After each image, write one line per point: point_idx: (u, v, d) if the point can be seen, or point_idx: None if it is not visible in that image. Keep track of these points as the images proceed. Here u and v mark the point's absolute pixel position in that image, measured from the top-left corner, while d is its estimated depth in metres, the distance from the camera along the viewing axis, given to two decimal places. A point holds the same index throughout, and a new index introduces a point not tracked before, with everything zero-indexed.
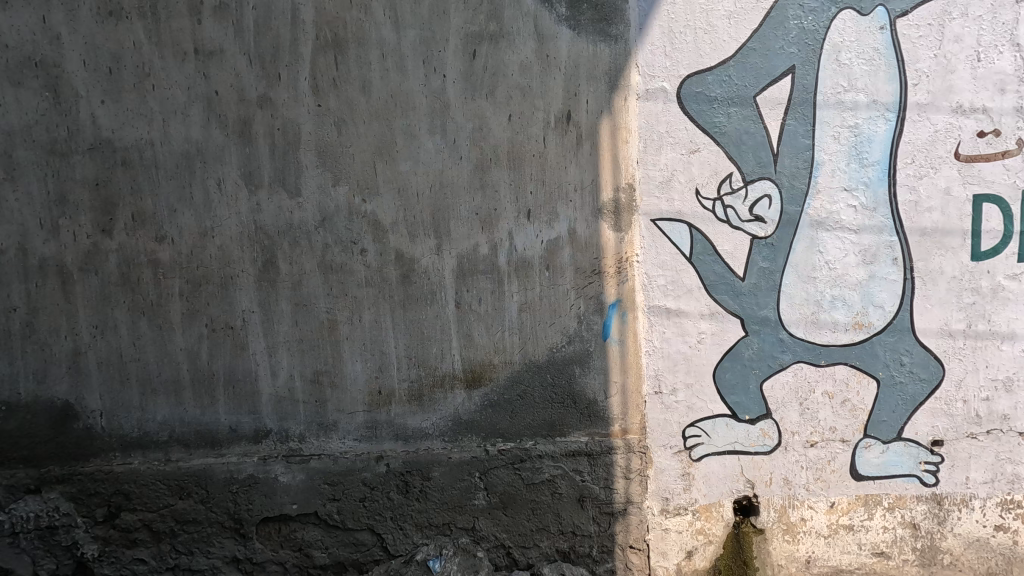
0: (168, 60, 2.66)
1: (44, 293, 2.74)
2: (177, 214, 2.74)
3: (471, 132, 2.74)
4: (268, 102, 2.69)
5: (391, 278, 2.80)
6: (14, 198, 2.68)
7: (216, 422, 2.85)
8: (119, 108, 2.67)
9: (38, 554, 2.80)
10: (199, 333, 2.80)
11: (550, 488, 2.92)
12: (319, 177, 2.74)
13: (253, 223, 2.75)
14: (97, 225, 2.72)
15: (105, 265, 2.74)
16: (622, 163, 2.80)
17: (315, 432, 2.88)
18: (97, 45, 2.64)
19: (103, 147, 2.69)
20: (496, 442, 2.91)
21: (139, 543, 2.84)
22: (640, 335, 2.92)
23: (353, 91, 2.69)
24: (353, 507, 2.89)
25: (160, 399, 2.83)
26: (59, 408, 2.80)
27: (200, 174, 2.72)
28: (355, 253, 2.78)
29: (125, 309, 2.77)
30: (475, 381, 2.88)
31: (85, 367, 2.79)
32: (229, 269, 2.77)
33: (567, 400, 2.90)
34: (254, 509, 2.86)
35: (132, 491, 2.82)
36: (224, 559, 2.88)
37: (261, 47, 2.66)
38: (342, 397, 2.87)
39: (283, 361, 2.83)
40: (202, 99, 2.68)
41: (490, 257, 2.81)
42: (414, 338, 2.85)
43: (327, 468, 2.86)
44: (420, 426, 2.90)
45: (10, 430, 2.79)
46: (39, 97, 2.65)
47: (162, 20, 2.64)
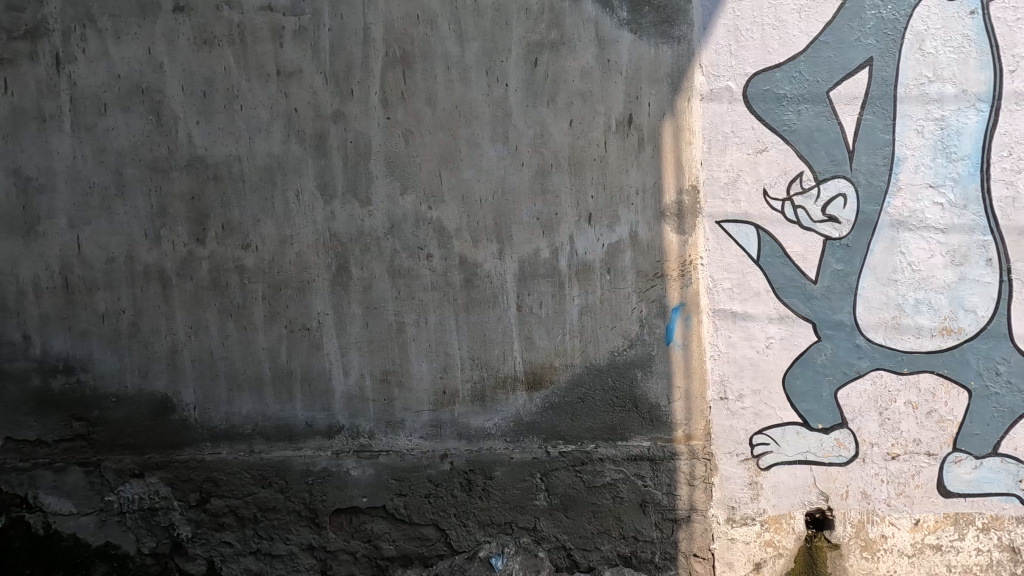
0: (254, 82, 2.88)
1: (147, 297, 3.03)
2: (260, 224, 2.96)
3: (533, 139, 2.79)
4: (342, 117, 2.86)
5: (455, 282, 2.90)
6: (124, 211, 3.00)
7: (294, 418, 3.05)
8: (211, 128, 2.93)
9: (141, 532, 3.10)
10: (279, 334, 3.01)
11: (612, 492, 2.92)
12: (387, 187, 2.88)
13: (328, 230, 2.93)
14: (192, 235, 2.99)
15: (199, 271, 3.00)
16: (685, 165, 2.77)
17: (384, 429, 3.02)
18: (193, 71, 2.90)
19: (197, 163, 2.95)
20: (557, 443, 2.94)
21: (226, 527, 3.09)
22: (705, 339, 2.86)
23: (419, 104, 2.82)
24: (418, 502, 3.00)
25: (245, 395, 3.06)
26: (159, 401, 3.09)
27: (281, 186, 2.93)
28: (421, 258, 2.90)
29: (215, 311, 3.02)
30: (536, 382, 2.93)
31: (181, 364, 3.06)
32: (306, 274, 2.96)
33: (629, 404, 2.89)
34: (328, 500, 3.03)
35: (221, 479, 3.06)
36: (300, 546, 3.07)
37: (335, 66, 2.83)
38: (409, 396, 2.99)
39: (354, 361, 2.99)
40: (283, 116, 2.89)
41: (550, 261, 2.85)
42: (477, 340, 2.93)
43: (395, 464, 2.99)
44: (483, 426, 2.97)
45: (119, 419, 3.11)
46: (144, 120, 2.95)
47: (248, 45, 2.86)
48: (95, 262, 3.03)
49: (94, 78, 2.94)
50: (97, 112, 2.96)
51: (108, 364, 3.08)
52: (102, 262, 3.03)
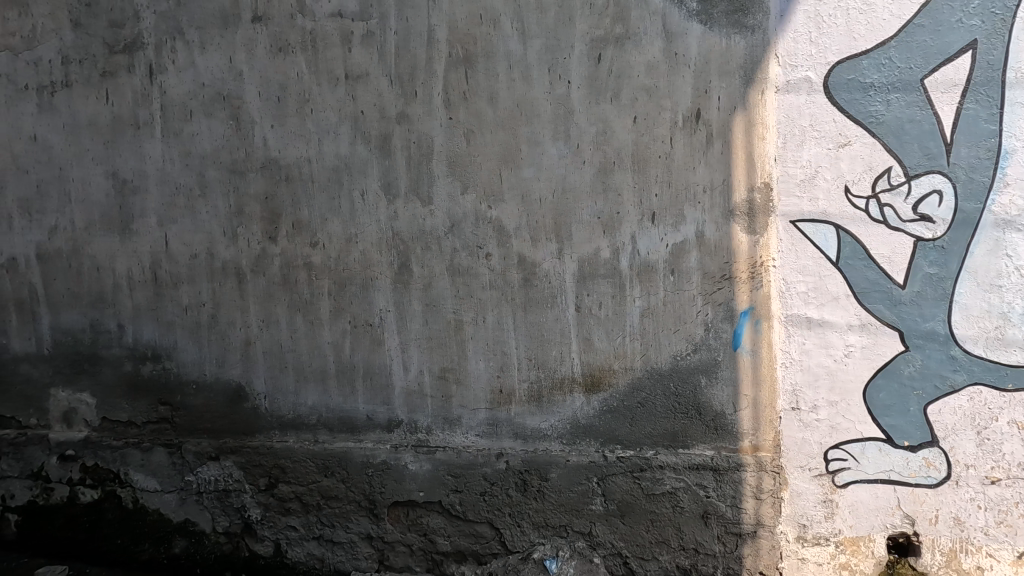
0: (324, 86, 3.00)
1: (224, 291, 3.23)
2: (328, 223, 3.07)
3: (595, 136, 2.74)
4: (406, 118, 2.92)
5: (513, 282, 2.90)
6: (205, 211, 3.20)
7: (356, 411, 3.15)
8: (284, 131, 3.07)
9: (216, 512, 3.31)
10: (343, 329, 3.11)
11: (671, 501, 2.82)
12: (449, 186, 2.91)
13: (391, 229, 3.00)
14: (265, 233, 3.15)
15: (271, 268, 3.16)
16: (757, 161, 2.63)
17: (441, 425, 3.06)
18: (269, 77, 3.05)
19: (271, 165, 3.11)
20: (615, 448, 2.87)
21: (292, 512, 3.23)
22: (776, 345, 2.70)
23: (481, 103, 2.83)
24: (473, 499, 3.02)
25: (311, 387, 3.19)
26: (233, 389, 3.28)
27: (348, 186, 3.03)
28: (481, 257, 2.91)
29: (285, 306, 3.17)
30: (595, 385, 2.87)
31: (254, 355, 3.24)
32: (369, 271, 3.05)
33: (692, 411, 2.78)
34: (386, 492, 3.11)
35: (288, 466, 3.21)
36: (360, 535, 3.17)
37: (400, 69, 2.90)
38: (466, 393, 3.01)
39: (414, 357, 3.05)
40: (350, 118, 2.98)
41: (611, 261, 2.78)
42: (534, 340, 2.91)
43: (451, 461, 3.03)
44: (539, 426, 2.95)
45: (198, 405, 3.33)
46: (225, 125, 3.14)
47: (319, 51, 2.98)
48: (180, 258, 3.25)
49: (182, 86, 3.16)
50: (184, 118, 3.18)
51: (189, 353, 3.30)
52: (185, 258, 3.25)
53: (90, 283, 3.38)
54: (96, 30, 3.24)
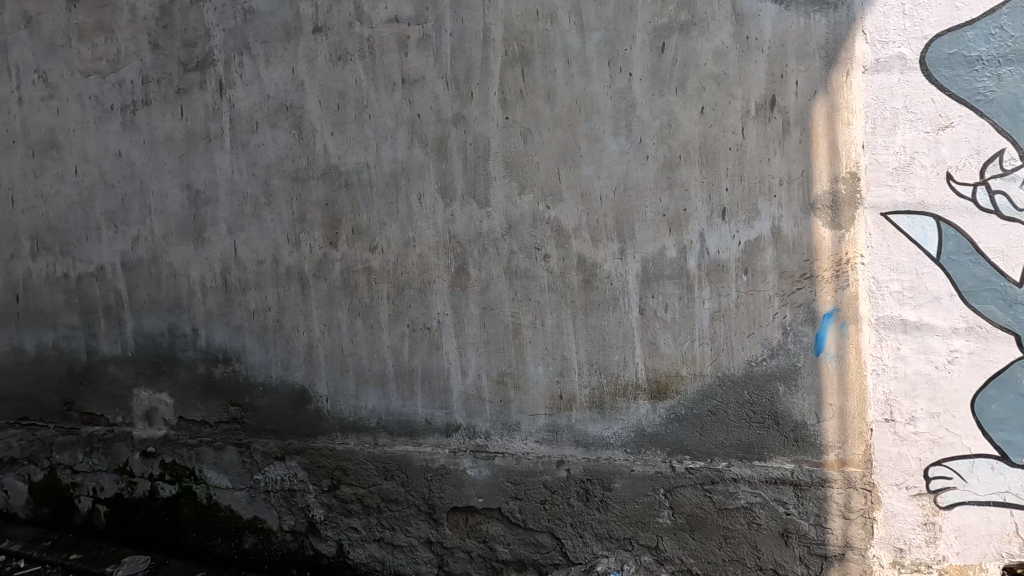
0: (381, 92, 3.02)
1: (289, 296, 3.32)
2: (386, 227, 3.09)
3: (659, 130, 2.60)
4: (462, 119, 2.89)
5: (573, 284, 2.80)
6: (270, 218, 3.31)
7: (415, 414, 3.15)
8: (344, 138, 3.12)
9: (282, 510, 3.40)
10: (402, 333, 3.12)
11: (747, 517, 2.62)
12: (506, 187, 2.85)
13: (448, 232, 2.98)
14: (326, 238, 3.21)
15: (332, 273, 3.22)
16: (841, 149, 2.41)
17: (500, 431, 3.00)
18: (329, 86, 3.12)
19: (332, 171, 3.16)
20: (683, 458, 2.72)
21: (353, 513, 3.27)
22: (866, 350, 2.46)
23: (538, 101, 2.76)
24: (533, 507, 2.94)
25: (372, 390, 3.22)
26: (298, 391, 3.37)
27: (405, 190, 3.04)
28: (539, 259, 2.84)
29: (346, 310, 3.22)
30: (661, 392, 2.73)
31: (317, 358, 3.30)
32: (427, 275, 3.04)
33: (769, 421, 2.58)
34: (446, 497, 3.09)
35: (349, 468, 3.25)
36: (420, 539, 3.16)
37: (456, 70, 2.88)
38: (525, 398, 2.94)
39: (472, 361, 3.01)
40: (407, 122, 2.99)
41: (677, 261, 2.64)
42: (596, 344, 2.80)
43: (511, 467, 2.96)
44: (602, 434, 2.84)
45: (265, 406, 3.44)
46: (288, 134, 3.23)
47: (377, 57, 3.01)
48: (248, 264, 3.38)
49: (248, 99, 3.28)
50: (250, 129, 3.30)
51: (257, 356, 3.42)
52: (252, 264, 3.37)
53: (168, 289, 3.57)
54: (172, 50, 3.42)
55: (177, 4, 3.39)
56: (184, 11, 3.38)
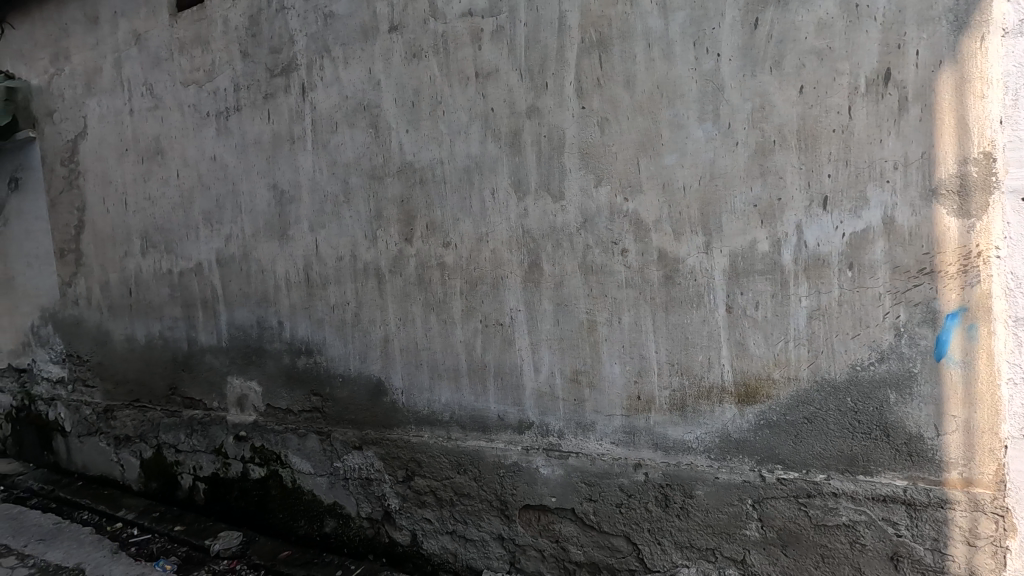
0: (455, 87, 3.02)
1: (366, 291, 3.41)
2: (459, 223, 3.09)
3: (751, 113, 2.41)
4: (537, 111, 2.83)
5: (652, 280, 2.67)
6: (349, 216, 3.41)
7: (488, 410, 3.14)
8: (418, 135, 3.15)
9: (360, 498, 3.53)
10: (475, 329, 3.12)
11: (849, 536, 2.39)
12: (581, 179, 2.76)
13: (521, 227, 2.93)
14: (402, 235, 3.27)
15: (407, 268, 3.27)
16: (973, 126, 2.11)
17: (574, 430, 2.93)
18: (404, 84, 3.16)
19: (407, 168, 3.21)
20: (775, 468, 2.52)
21: (427, 505, 3.33)
22: (1000, 356, 2.16)
23: (617, 88, 2.64)
24: (609, 511, 2.85)
25: (445, 385, 3.24)
26: (375, 384, 3.46)
27: (478, 185, 3.02)
28: (616, 253, 2.73)
29: (420, 305, 3.26)
30: (749, 396, 2.54)
31: (392, 352, 3.38)
32: (500, 270, 3.01)
33: (877, 432, 2.33)
34: (518, 494, 3.06)
35: (423, 460, 3.31)
36: (491, 534, 3.16)
37: (531, 61, 2.81)
38: (600, 398, 2.85)
39: (545, 358, 2.96)
40: (481, 117, 2.97)
41: (770, 255, 2.44)
42: (677, 343, 2.65)
43: (585, 468, 2.88)
44: (683, 438, 2.69)
45: (344, 397, 3.57)
46: (365, 133, 3.31)
47: (451, 53, 3.01)
48: (328, 260, 3.51)
49: (328, 101, 3.40)
50: (331, 130, 3.41)
51: (337, 348, 3.55)
52: (333, 260, 3.50)
53: (256, 284, 3.80)
54: (260, 57, 3.61)
55: (263, 13, 3.57)
56: (271, 20, 3.55)
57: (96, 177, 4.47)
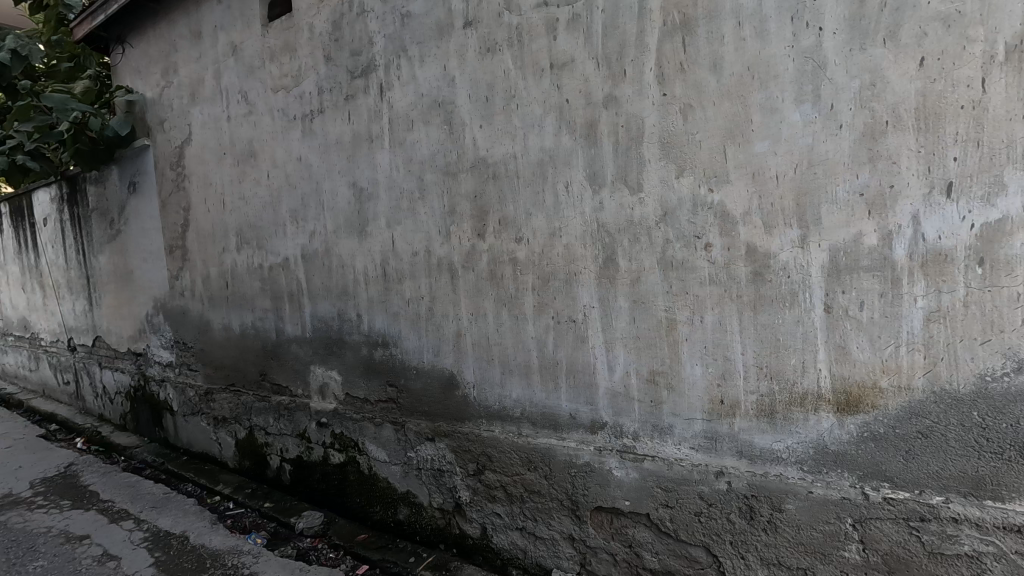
0: (529, 79, 2.97)
1: (440, 285, 3.47)
2: (532, 218, 3.05)
3: (858, 92, 2.17)
4: (614, 101, 2.72)
5: (739, 276, 2.49)
6: (424, 212, 3.48)
7: (560, 408, 3.08)
8: (492, 130, 3.14)
9: (432, 488, 3.60)
10: (547, 325, 3.07)
11: (972, 568, 2.11)
12: (661, 171, 2.63)
13: (596, 221, 2.84)
14: (474, 230, 3.28)
15: (480, 263, 3.28)
16: None
17: (650, 433, 2.81)
18: (479, 80, 3.16)
19: (480, 164, 3.21)
20: (881, 486, 2.27)
21: (498, 500, 3.33)
22: None
23: (702, 72, 2.48)
24: (686, 519, 2.71)
25: (516, 381, 3.23)
26: (447, 377, 3.52)
27: (552, 179, 2.96)
28: (699, 248, 2.57)
29: (492, 301, 3.26)
30: (851, 405, 2.31)
31: (464, 346, 3.41)
32: (573, 266, 2.94)
33: (1011, 452, 2.04)
34: (589, 495, 2.99)
35: (494, 455, 3.31)
36: (562, 534, 3.11)
37: (608, 48, 2.71)
38: (679, 400, 2.71)
39: (620, 357, 2.85)
40: (555, 109, 2.90)
41: (878, 250, 2.19)
42: (766, 345, 2.46)
43: (662, 473, 2.76)
44: (772, 447, 2.50)
45: (418, 389, 3.66)
46: (440, 130, 3.35)
47: (525, 45, 2.97)
48: (404, 255, 3.60)
49: (405, 99, 3.47)
50: (407, 128, 3.49)
51: (411, 341, 3.65)
52: (408, 255, 3.58)
53: (337, 278, 3.97)
54: (341, 61, 3.76)
55: (345, 17, 3.71)
56: (352, 23, 3.68)
57: (198, 179, 4.88)
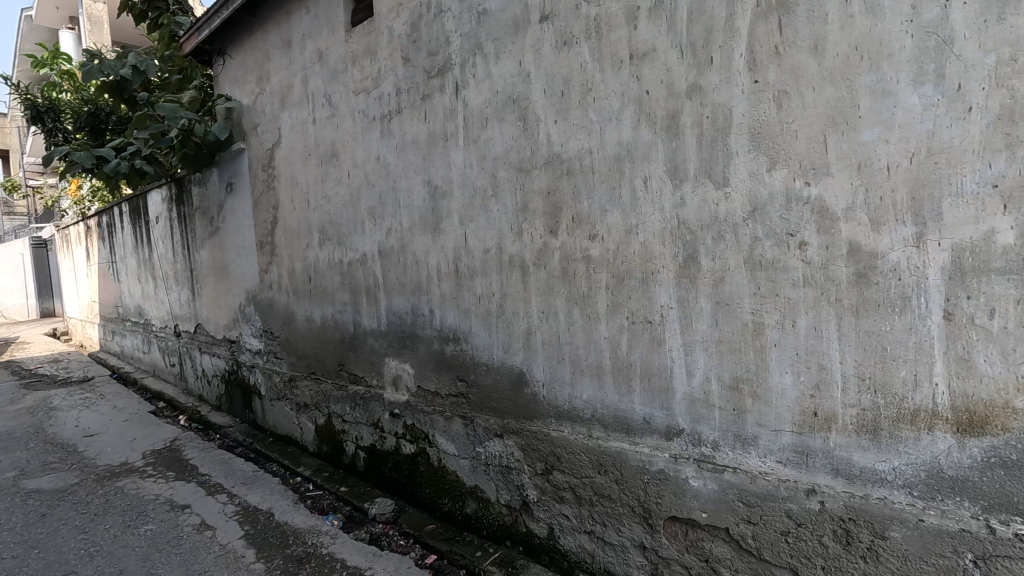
0: (607, 72, 2.88)
1: (511, 282, 3.46)
2: (607, 214, 2.96)
3: (994, 69, 1.90)
4: (699, 90, 2.57)
5: (840, 278, 2.27)
6: (496, 209, 3.48)
7: (633, 412, 2.98)
8: (567, 125, 3.08)
9: (500, 485, 3.61)
10: (621, 325, 2.97)
11: None
12: (751, 163, 2.45)
13: (676, 217, 2.71)
14: (547, 227, 3.24)
15: (552, 261, 3.23)
16: None
17: (731, 443, 2.64)
18: (554, 74, 3.11)
19: (554, 160, 3.16)
20: (1011, 520, 1.99)
21: (566, 501, 3.28)
22: None
23: (801, 55, 2.28)
24: (771, 537, 2.52)
25: (587, 381, 3.15)
26: (517, 375, 3.51)
27: (629, 174, 2.85)
28: (792, 247, 2.37)
29: (564, 299, 3.20)
30: (976, 426, 2.04)
31: (534, 345, 3.39)
32: (650, 264, 2.82)
33: None
34: (663, 504, 2.86)
35: (563, 456, 3.26)
36: (632, 541, 3.01)
37: (693, 35, 2.56)
38: (766, 410, 2.52)
39: (700, 361, 2.71)
40: (635, 101, 2.79)
41: (1014, 249, 1.92)
42: (870, 354, 2.23)
43: (744, 486, 2.58)
44: (875, 467, 2.26)
45: (488, 385, 3.68)
46: (514, 126, 3.34)
47: (604, 36, 2.88)
48: (476, 252, 3.63)
49: (480, 96, 3.49)
50: (481, 125, 3.51)
51: (482, 338, 3.67)
52: (480, 252, 3.61)
53: (412, 274, 4.08)
54: (419, 61, 3.85)
55: (423, 18, 3.79)
56: (430, 24, 3.75)
57: (287, 179, 5.21)
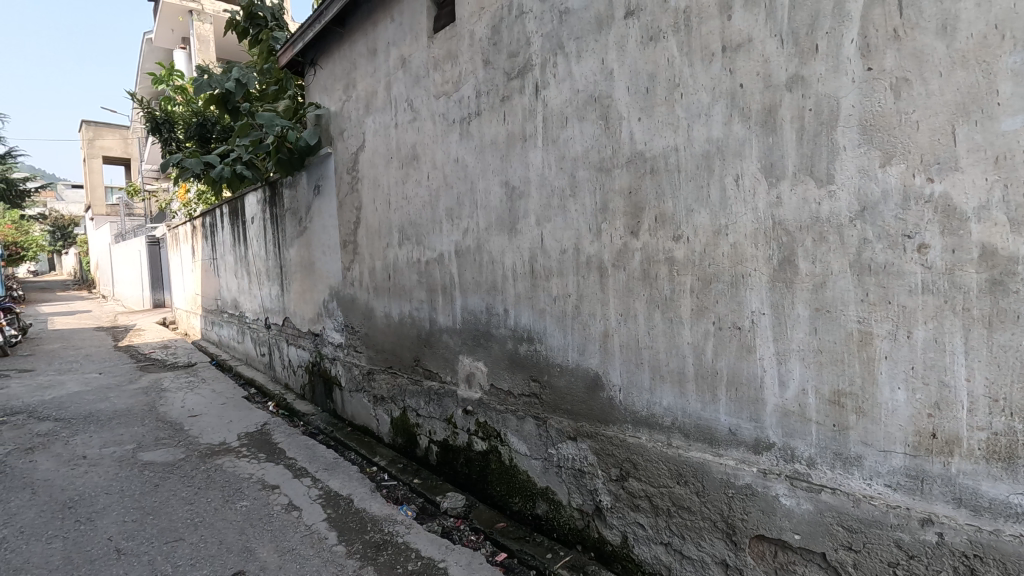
0: (696, 66, 2.77)
1: (588, 283, 3.41)
2: (694, 214, 2.83)
3: None
4: (801, 81, 2.40)
5: (967, 285, 2.03)
6: (575, 209, 3.45)
7: (717, 422, 2.83)
8: (651, 122, 2.99)
9: (572, 488, 3.57)
10: (706, 330, 2.84)
11: None
12: (861, 159, 2.25)
13: (772, 218, 2.54)
14: (627, 228, 3.16)
15: (632, 262, 3.15)
16: None
17: (831, 462, 2.44)
18: (639, 70, 3.03)
19: (637, 158, 3.07)
20: None
21: (642, 510, 3.18)
22: None
23: (924, 38, 2.06)
24: (876, 568, 2.31)
25: (667, 388, 3.04)
26: (592, 378, 3.45)
27: (719, 172, 2.71)
28: (909, 250, 2.16)
29: (644, 301, 3.11)
30: None
31: (611, 348, 3.32)
32: (741, 267, 2.67)
33: None
34: (750, 521, 2.70)
35: (639, 463, 3.17)
36: (713, 557, 2.87)
37: (795, 23, 2.40)
38: (872, 428, 2.30)
39: (795, 370, 2.53)
40: (727, 95, 2.66)
41: None
42: (1005, 372, 1.98)
43: (844, 509, 2.38)
44: (1008, 500, 2.01)
45: (562, 387, 3.65)
46: (595, 125, 3.28)
47: (694, 28, 2.76)
48: (553, 253, 3.61)
49: (560, 96, 3.47)
50: (561, 125, 3.48)
51: (556, 339, 3.65)
52: (557, 253, 3.58)
53: (487, 273, 4.14)
54: (499, 63, 3.89)
55: (505, 20, 3.83)
56: (511, 26, 3.78)
57: (370, 181, 5.45)
